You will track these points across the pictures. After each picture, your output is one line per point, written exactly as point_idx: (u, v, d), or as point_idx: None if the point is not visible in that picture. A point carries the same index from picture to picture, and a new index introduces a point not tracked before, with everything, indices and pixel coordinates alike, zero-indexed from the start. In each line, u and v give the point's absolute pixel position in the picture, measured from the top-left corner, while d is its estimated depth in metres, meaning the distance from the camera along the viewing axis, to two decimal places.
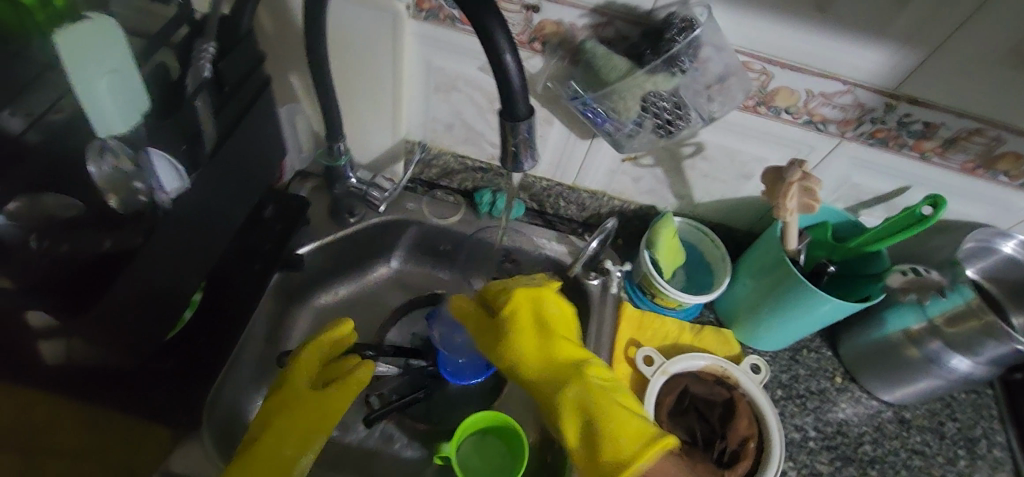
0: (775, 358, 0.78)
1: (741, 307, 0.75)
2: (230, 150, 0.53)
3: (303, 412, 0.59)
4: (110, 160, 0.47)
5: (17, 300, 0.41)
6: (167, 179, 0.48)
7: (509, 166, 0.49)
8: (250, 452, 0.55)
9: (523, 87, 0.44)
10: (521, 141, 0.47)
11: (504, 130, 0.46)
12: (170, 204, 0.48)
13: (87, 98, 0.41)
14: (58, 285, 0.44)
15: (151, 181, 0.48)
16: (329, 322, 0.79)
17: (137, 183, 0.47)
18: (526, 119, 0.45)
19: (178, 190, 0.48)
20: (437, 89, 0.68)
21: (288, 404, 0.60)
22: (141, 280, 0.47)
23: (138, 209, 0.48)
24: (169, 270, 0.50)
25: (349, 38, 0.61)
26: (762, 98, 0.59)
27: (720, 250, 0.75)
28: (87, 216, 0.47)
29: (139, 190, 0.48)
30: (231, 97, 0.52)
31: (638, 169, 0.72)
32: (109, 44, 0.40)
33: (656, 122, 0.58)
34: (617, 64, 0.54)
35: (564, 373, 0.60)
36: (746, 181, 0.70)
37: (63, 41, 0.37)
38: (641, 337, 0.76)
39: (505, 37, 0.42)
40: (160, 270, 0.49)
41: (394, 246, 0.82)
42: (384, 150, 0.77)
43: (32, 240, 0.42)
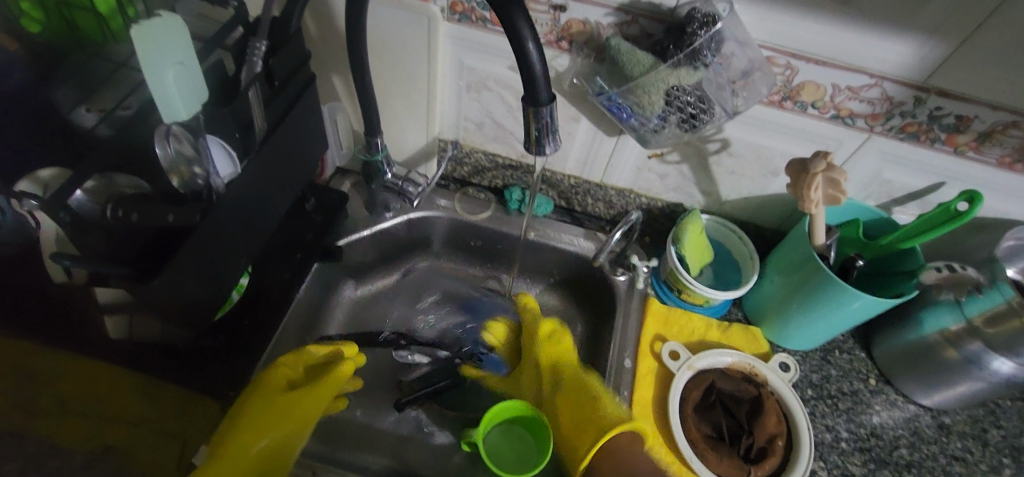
0: (805, 358, 0.77)
1: (769, 305, 0.75)
2: (279, 138, 0.56)
3: (284, 408, 0.61)
4: (173, 143, 0.48)
5: (95, 265, 0.44)
6: (222, 165, 0.51)
7: (533, 151, 0.51)
8: (225, 445, 0.57)
9: (545, 73, 0.45)
10: (543, 126, 0.48)
11: (526, 116, 0.48)
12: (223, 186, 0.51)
13: (158, 91, 0.43)
14: (128, 256, 0.47)
15: (209, 166, 0.49)
16: (365, 313, 0.84)
17: (195, 168, 0.49)
18: (548, 104, 0.47)
19: (230, 175, 0.52)
20: (468, 89, 0.71)
21: (259, 406, 0.60)
22: (200, 253, 0.50)
23: (195, 191, 0.49)
24: (224, 249, 0.54)
25: (390, 41, 0.66)
26: (788, 92, 0.59)
27: (746, 246, 0.75)
28: (153, 193, 0.49)
29: (197, 175, 0.49)
30: (281, 91, 0.54)
31: (664, 165, 0.73)
32: (177, 39, 0.43)
33: (681, 116, 0.59)
34: (641, 59, 0.56)
35: (563, 366, 0.72)
36: (773, 177, 0.70)
37: (139, 34, 0.40)
38: (668, 332, 0.76)
39: (526, 25, 0.43)
40: (215, 249, 0.52)
41: (429, 241, 0.86)
42: (418, 149, 0.80)
43: (109, 209, 0.45)
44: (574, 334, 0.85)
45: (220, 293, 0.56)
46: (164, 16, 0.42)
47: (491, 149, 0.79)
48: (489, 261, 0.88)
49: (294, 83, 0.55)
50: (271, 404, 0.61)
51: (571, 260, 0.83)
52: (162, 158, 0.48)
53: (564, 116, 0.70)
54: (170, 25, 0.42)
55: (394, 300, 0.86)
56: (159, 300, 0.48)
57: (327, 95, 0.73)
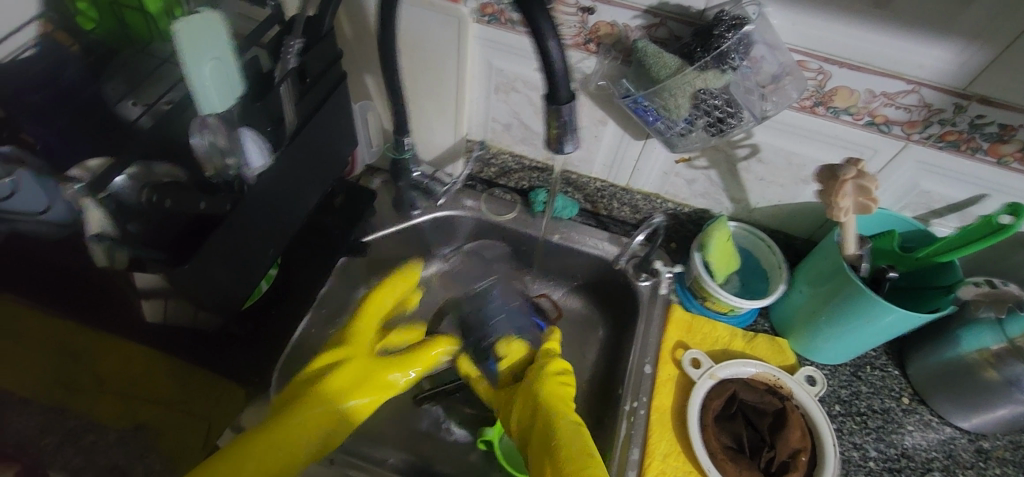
0: (835, 372, 0.75)
1: (797, 316, 0.73)
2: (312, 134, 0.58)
3: (378, 372, 0.66)
4: (206, 134, 0.49)
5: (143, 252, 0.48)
6: (256, 158, 0.52)
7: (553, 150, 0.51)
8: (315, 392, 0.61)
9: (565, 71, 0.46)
10: (563, 124, 0.49)
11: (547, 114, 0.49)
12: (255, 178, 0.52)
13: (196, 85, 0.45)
14: (166, 243, 0.50)
15: (242, 157, 0.51)
16: None
17: (229, 159, 0.51)
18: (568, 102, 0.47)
19: (260, 168, 0.53)
20: (496, 90, 0.72)
21: (351, 367, 0.65)
22: (229, 242, 0.52)
23: (229, 180, 0.52)
24: (254, 240, 0.55)
25: (422, 43, 0.67)
26: (820, 98, 0.58)
27: (775, 255, 0.74)
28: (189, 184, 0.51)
29: (230, 165, 0.51)
30: (314, 87, 0.56)
31: (692, 171, 0.72)
32: (216, 36, 0.46)
33: (708, 120, 0.59)
34: (668, 61, 0.56)
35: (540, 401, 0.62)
36: (804, 185, 0.69)
37: (181, 28, 0.43)
38: (690, 339, 0.75)
39: (549, 25, 0.44)
40: (245, 239, 0.54)
41: (455, 241, 0.88)
42: (447, 148, 0.81)
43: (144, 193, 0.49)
44: (596, 339, 0.85)
45: (249, 281, 0.58)
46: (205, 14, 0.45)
47: (518, 150, 0.80)
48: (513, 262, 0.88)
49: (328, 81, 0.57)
50: (353, 373, 0.65)
51: (595, 264, 0.83)
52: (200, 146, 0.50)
53: (591, 119, 0.71)
54: (208, 24, 0.44)
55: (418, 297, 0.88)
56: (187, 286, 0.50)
57: (359, 94, 0.75)
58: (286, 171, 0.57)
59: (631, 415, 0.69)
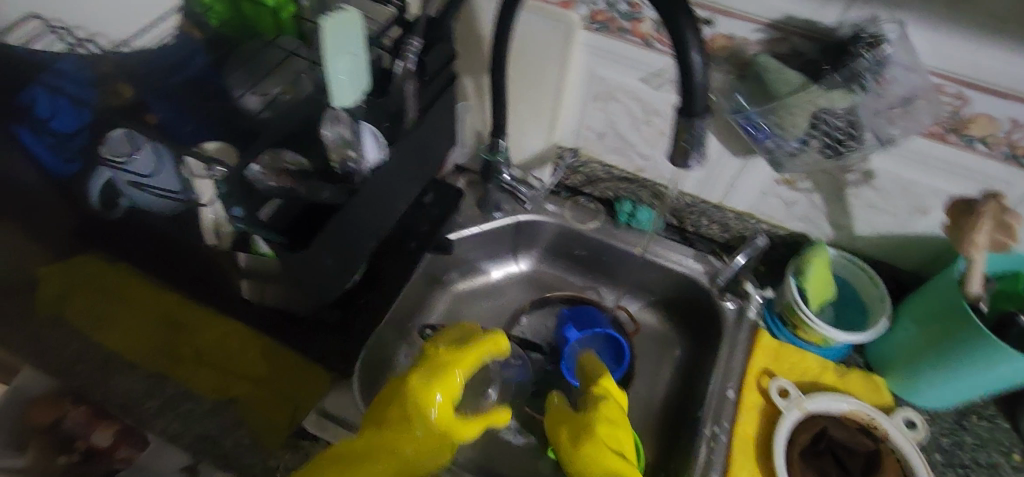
0: (936, 418, 0.69)
1: (897, 354, 0.69)
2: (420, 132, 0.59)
3: (456, 433, 0.65)
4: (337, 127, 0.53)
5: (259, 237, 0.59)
6: (370, 152, 0.54)
7: (678, 165, 0.49)
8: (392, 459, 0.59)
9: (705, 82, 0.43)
10: (694, 139, 0.46)
11: (677, 127, 0.46)
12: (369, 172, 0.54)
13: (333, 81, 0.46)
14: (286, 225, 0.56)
15: (358, 151, 0.54)
16: (465, 308, 0.86)
17: (348, 150, 0.53)
18: (702, 115, 0.45)
19: (376, 162, 0.54)
20: (595, 98, 0.71)
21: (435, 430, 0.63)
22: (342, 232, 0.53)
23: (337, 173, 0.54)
24: (359, 233, 0.57)
25: (526, 47, 0.67)
26: (953, 125, 0.54)
27: (878, 288, 0.69)
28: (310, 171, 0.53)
29: (349, 156, 0.53)
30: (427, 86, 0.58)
31: (794, 192, 0.69)
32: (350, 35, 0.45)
33: (825, 141, 0.56)
34: (790, 78, 0.54)
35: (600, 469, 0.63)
36: (920, 215, 0.65)
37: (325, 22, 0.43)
38: (777, 368, 0.71)
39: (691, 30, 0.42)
40: (354, 230, 0.56)
41: (534, 246, 0.88)
42: (536, 153, 0.81)
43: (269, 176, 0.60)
44: (672, 357, 0.83)
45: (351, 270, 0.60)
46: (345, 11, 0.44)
47: (609, 160, 0.79)
48: (591, 272, 0.87)
49: (440, 81, 0.58)
50: (435, 436, 0.63)
51: (678, 281, 0.81)
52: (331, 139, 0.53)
53: None
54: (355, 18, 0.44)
55: (492, 299, 0.88)
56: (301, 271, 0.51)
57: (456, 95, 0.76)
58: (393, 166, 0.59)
59: (713, 440, 0.66)
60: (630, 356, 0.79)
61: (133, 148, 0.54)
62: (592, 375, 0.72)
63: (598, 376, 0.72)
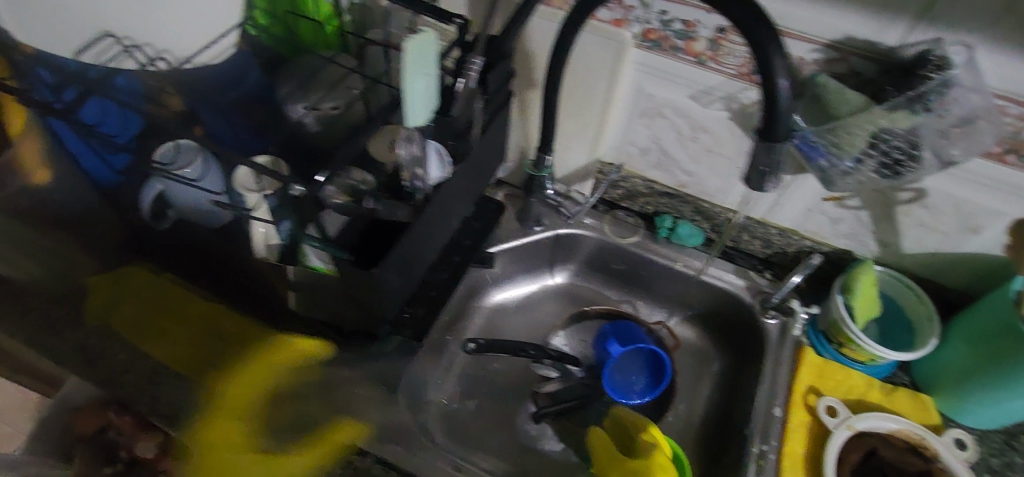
0: (984, 438, 0.69)
1: (945, 372, 0.69)
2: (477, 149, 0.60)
3: None
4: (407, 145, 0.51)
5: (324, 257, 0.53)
6: (434, 170, 0.53)
7: (753, 188, 0.49)
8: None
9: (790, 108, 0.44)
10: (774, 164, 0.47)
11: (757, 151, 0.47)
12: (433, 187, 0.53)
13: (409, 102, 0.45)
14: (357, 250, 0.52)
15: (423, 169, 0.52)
16: (502, 321, 0.86)
17: (416, 170, 0.52)
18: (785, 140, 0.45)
19: (439, 179, 0.53)
20: (641, 115, 0.72)
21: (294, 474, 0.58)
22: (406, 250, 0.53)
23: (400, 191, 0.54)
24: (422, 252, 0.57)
25: (575, 64, 0.68)
26: (1013, 146, 0.54)
27: (926, 306, 0.70)
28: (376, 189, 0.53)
29: (417, 176, 0.52)
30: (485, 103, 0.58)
31: (841, 210, 0.69)
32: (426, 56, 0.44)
33: (883, 161, 0.56)
34: (852, 98, 0.53)
35: None
36: (971, 234, 0.65)
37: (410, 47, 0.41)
38: (823, 386, 0.71)
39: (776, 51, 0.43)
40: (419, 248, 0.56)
41: (571, 260, 0.88)
42: (577, 168, 0.81)
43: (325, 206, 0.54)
44: (711, 373, 0.83)
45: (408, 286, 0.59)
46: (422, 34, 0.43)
47: (650, 176, 0.79)
48: (627, 286, 0.88)
49: (497, 98, 0.59)
50: None
51: (719, 296, 0.81)
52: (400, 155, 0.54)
53: (738, 149, 0.69)
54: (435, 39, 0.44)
55: (530, 312, 0.88)
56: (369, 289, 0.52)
57: None
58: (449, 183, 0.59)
59: (761, 458, 0.66)
60: (671, 375, 0.78)
61: (194, 160, 0.61)
62: (632, 426, 0.69)
63: (641, 425, 0.69)
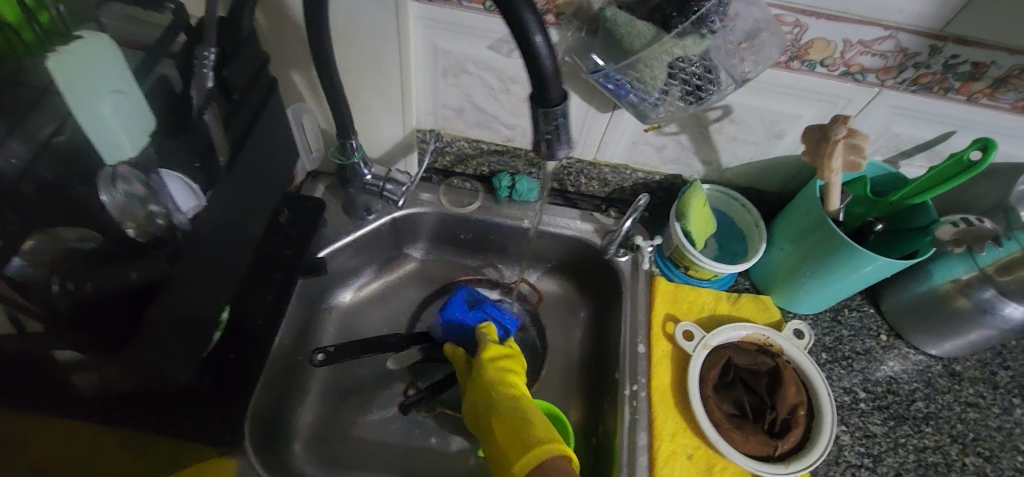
0: (816, 320, 0.76)
1: (776, 272, 0.73)
2: (244, 163, 0.51)
3: None
4: (122, 187, 0.43)
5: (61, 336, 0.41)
6: (183, 200, 0.46)
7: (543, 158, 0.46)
8: None
9: (556, 73, 0.41)
10: (555, 129, 0.44)
11: (536, 119, 0.44)
12: (187, 223, 0.46)
13: (93, 125, 0.37)
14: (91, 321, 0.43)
15: (166, 202, 0.45)
16: (357, 322, 0.79)
17: (151, 206, 0.45)
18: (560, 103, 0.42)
19: (195, 210, 0.47)
20: (445, 74, 0.64)
21: None
22: (176, 307, 0.45)
23: (160, 235, 0.46)
24: (198, 295, 0.48)
25: (352, 31, 0.58)
26: (795, 52, 0.55)
27: (751, 214, 0.73)
28: (109, 249, 0.43)
29: (155, 213, 0.45)
30: (241, 105, 0.49)
31: (662, 137, 0.69)
32: (106, 65, 0.37)
33: (685, 89, 0.54)
34: (642, 29, 0.50)
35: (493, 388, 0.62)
36: (776, 140, 0.67)
37: (59, 62, 0.34)
38: (678, 310, 0.73)
39: (530, 11, 0.39)
40: (192, 292, 0.47)
41: (416, 238, 0.81)
42: (395, 142, 0.73)
43: (55, 283, 0.40)
44: (578, 320, 0.82)
45: (197, 341, 0.50)
46: (87, 37, 0.36)
47: (474, 135, 0.73)
48: (484, 253, 0.83)
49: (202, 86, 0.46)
50: None
51: (568, 244, 0.79)
52: (113, 208, 0.43)
53: None
54: (98, 45, 0.36)
55: (385, 305, 0.80)
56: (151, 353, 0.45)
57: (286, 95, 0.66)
58: (223, 208, 0.50)
59: (634, 399, 0.67)
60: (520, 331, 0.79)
61: None
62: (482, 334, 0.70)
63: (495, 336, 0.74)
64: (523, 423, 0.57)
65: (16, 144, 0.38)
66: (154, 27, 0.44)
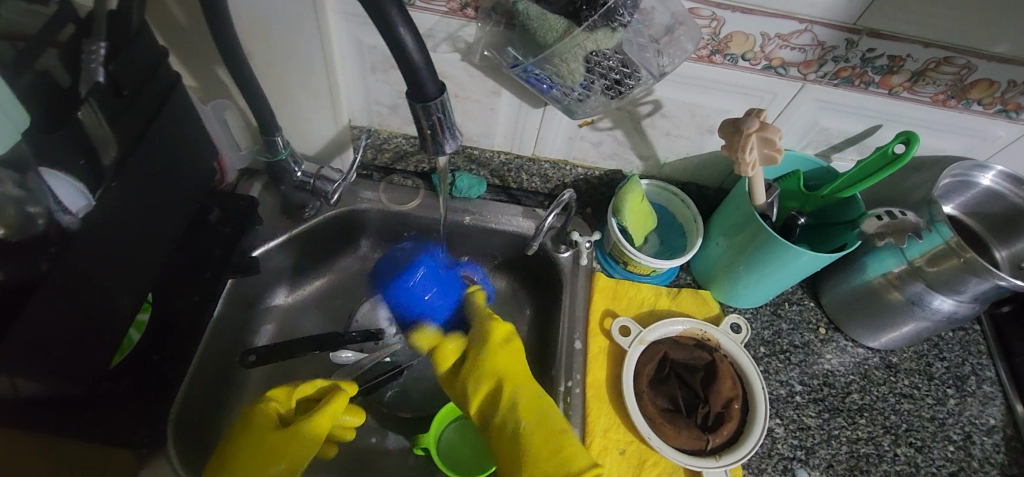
0: (756, 314, 0.76)
1: (715, 267, 0.73)
2: (141, 159, 0.50)
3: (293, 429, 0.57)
4: None
5: None
6: (71, 199, 0.45)
7: (431, 148, 0.49)
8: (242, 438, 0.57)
9: (427, 66, 0.43)
10: (436, 123, 0.47)
11: (416, 112, 0.46)
12: (77, 224, 0.45)
13: None
14: None
15: (48, 201, 0.44)
16: (296, 323, 0.77)
17: (31, 207, 0.43)
18: (436, 98, 0.45)
19: (85, 208, 0.46)
20: (373, 70, 0.64)
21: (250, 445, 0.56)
22: (59, 307, 0.44)
23: (40, 233, 0.44)
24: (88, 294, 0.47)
25: (268, 28, 0.56)
26: (716, 46, 0.55)
27: (690, 209, 0.73)
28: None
29: (35, 214, 0.44)
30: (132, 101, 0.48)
31: (597, 133, 0.69)
32: None
33: (605, 84, 0.54)
34: (553, 23, 0.50)
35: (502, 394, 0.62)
36: (709, 135, 0.67)
37: None
38: (616, 306, 0.73)
39: (396, 8, 0.40)
40: (79, 293, 0.46)
41: (359, 237, 0.80)
42: (329, 139, 0.72)
43: None
44: (524, 317, 0.82)
45: (93, 344, 0.49)
46: None
47: (411, 132, 0.73)
48: None
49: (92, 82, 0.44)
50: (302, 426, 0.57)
51: (511, 241, 0.78)
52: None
53: (483, 90, 0.64)
54: None
55: (327, 305, 0.79)
56: (30, 357, 0.43)
57: (213, 91, 0.65)
58: (115, 206, 0.48)
59: (568, 396, 0.67)
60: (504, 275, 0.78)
61: None
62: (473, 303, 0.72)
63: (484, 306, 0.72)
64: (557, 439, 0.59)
65: None
66: (44, 19, 0.43)
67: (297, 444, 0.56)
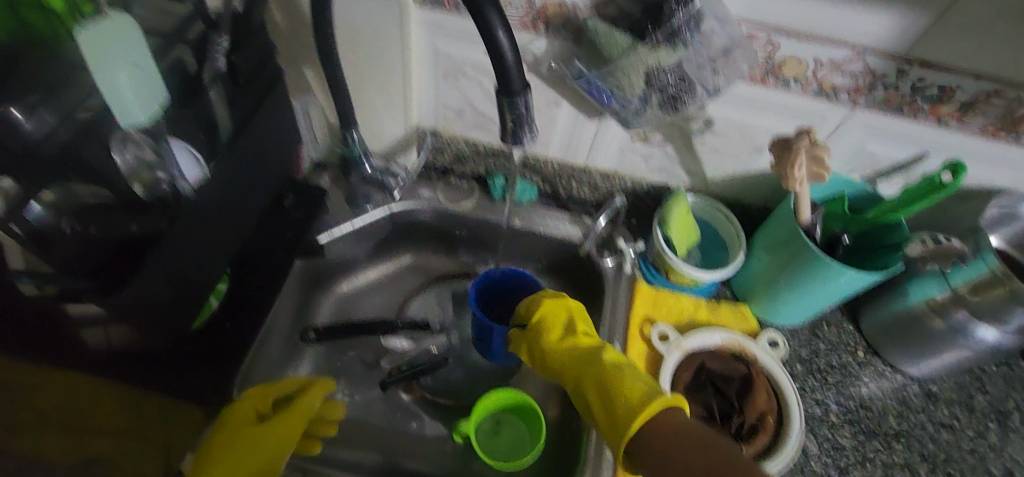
0: (794, 333, 0.77)
1: (755, 282, 0.75)
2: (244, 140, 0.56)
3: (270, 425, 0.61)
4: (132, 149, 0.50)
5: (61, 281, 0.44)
6: (189, 168, 0.52)
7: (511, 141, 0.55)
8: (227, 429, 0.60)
9: (516, 63, 0.49)
10: (519, 116, 0.52)
11: (503, 107, 0.52)
12: (190, 192, 0.52)
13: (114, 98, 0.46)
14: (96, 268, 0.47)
15: (173, 170, 0.52)
16: (350, 309, 0.82)
17: (159, 172, 0.51)
18: (520, 92, 0.50)
19: (197, 177, 0.53)
20: (445, 76, 0.69)
21: (233, 439, 0.59)
22: (163, 266, 0.50)
23: (161, 196, 0.51)
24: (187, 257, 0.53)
25: (358, 34, 0.63)
26: (770, 68, 0.59)
27: (733, 225, 0.75)
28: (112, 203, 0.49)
29: (161, 179, 0.51)
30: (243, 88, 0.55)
31: (648, 146, 0.72)
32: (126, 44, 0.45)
33: (662, 97, 0.59)
34: (618, 40, 0.55)
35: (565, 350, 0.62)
36: (757, 154, 0.70)
37: (88, 37, 0.42)
38: (656, 314, 0.76)
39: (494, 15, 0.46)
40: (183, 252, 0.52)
41: (413, 233, 0.84)
42: (396, 138, 0.78)
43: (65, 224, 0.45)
44: None
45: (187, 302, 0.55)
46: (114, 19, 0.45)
47: (473, 136, 0.78)
48: (476, 251, 0.86)
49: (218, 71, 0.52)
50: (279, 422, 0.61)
51: (557, 246, 0.82)
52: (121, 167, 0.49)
53: (545, 100, 0.68)
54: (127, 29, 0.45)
55: (379, 294, 0.84)
56: (137, 310, 0.49)
57: (298, 88, 0.71)
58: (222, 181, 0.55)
59: None
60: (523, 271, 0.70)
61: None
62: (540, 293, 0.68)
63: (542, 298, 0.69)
64: (625, 371, 0.57)
65: (48, 112, 0.44)
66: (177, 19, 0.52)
67: (276, 435, 0.60)
